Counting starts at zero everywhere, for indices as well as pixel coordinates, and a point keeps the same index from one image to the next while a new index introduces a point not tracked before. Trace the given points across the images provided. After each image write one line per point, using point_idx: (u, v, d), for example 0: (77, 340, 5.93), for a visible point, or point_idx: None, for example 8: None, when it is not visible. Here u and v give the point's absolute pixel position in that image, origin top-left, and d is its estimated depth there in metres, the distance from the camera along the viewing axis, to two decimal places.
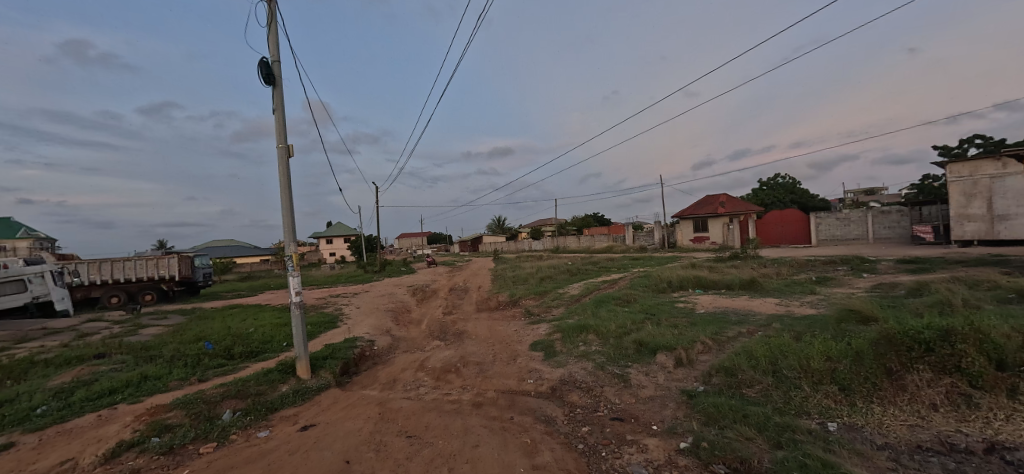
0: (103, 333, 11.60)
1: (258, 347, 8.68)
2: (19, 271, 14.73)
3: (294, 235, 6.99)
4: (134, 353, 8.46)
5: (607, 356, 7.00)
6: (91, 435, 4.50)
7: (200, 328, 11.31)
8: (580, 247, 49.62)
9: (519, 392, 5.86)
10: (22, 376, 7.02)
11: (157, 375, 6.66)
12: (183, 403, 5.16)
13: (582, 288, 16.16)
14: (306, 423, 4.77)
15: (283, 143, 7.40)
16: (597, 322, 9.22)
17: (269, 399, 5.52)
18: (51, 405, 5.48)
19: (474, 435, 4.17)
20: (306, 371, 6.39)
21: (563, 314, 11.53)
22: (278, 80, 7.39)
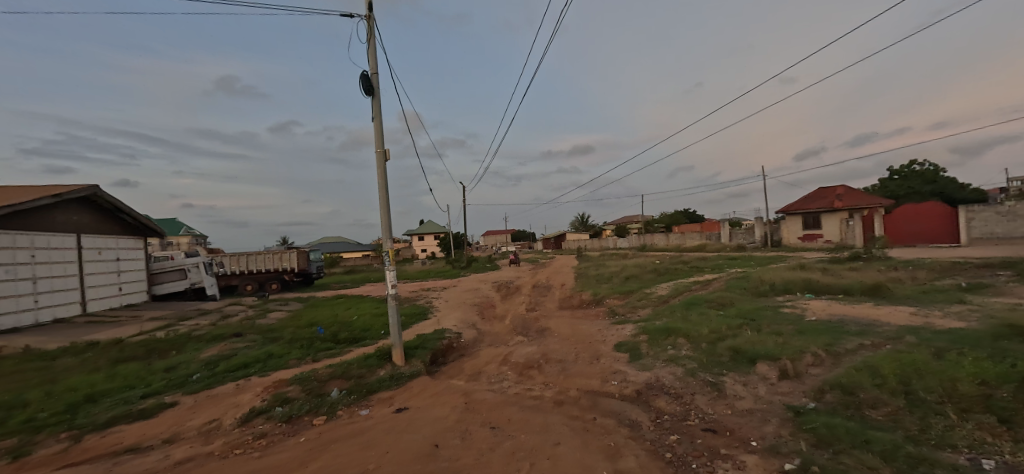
0: (241, 315, 13.78)
1: (360, 335, 9.60)
2: (181, 262, 18.09)
3: (390, 233, 7.58)
4: (262, 333, 9.87)
5: (698, 362, 6.55)
6: (231, 400, 5.35)
7: (313, 315, 12.86)
8: (669, 245, 46.96)
9: (602, 393, 5.73)
10: (183, 348, 8.59)
11: (279, 354, 7.70)
12: (300, 379, 5.90)
13: (671, 288, 15.33)
14: (399, 406, 5.18)
15: (381, 148, 8.08)
16: (687, 326, 8.67)
17: (369, 381, 6.07)
18: (202, 374, 6.61)
19: (555, 433, 4.17)
20: (401, 358, 6.93)
21: (649, 315, 11.04)
22: (377, 91, 8.09)
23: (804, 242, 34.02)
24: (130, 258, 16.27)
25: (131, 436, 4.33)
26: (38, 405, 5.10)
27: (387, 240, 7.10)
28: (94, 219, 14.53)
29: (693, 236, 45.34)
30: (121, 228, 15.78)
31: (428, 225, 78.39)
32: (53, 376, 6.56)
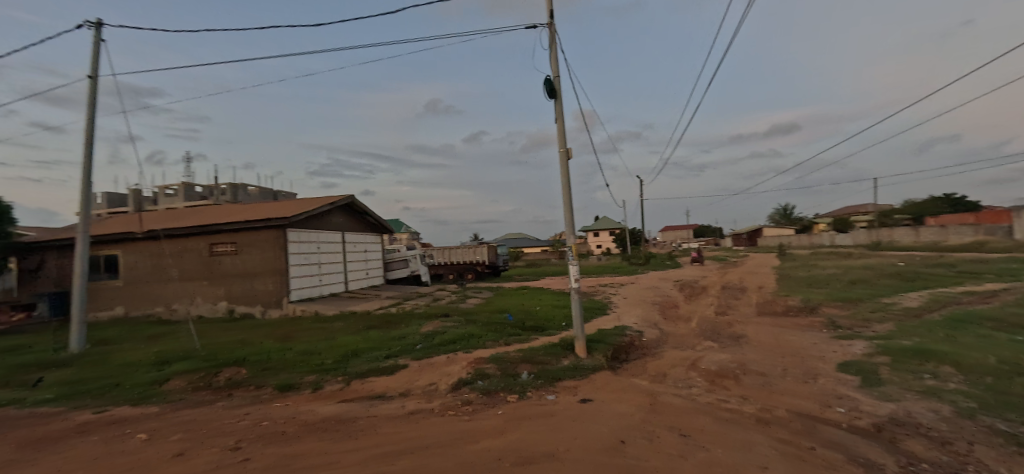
0: (445, 299, 16.40)
1: (542, 324, 10.32)
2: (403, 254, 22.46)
3: (573, 229, 7.90)
4: (463, 315, 11.60)
5: (979, 402, 4.85)
6: (445, 369, 6.39)
7: (503, 303, 14.56)
8: (921, 243, 36.03)
9: (820, 419, 4.78)
10: (409, 321, 10.71)
11: (478, 334, 8.89)
12: (495, 359, 6.68)
13: (926, 300, 11.67)
14: (583, 396, 5.34)
15: (563, 147, 8.51)
16: (960, 353, 6.53)
17: (553, 369, 6.46)
18: (424, 344, 8.12)
19: (760, 455, 3.67)
20: (583, 351, 7.15)
21: (892, 332, 8.73)
22: (559, 93, 8.53)
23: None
24: (372, 250, 20.76)
25: (379, 385, 5.60)
26: (326, 353, 7.09)
27: (570, 236, 7.43)
28: (352, 220, 18.99)
29: (963, 230, 33.75)
30: (367, 227, 20.19)
31: (604, 219, 80.11)
32: (334, 334, 9.02)
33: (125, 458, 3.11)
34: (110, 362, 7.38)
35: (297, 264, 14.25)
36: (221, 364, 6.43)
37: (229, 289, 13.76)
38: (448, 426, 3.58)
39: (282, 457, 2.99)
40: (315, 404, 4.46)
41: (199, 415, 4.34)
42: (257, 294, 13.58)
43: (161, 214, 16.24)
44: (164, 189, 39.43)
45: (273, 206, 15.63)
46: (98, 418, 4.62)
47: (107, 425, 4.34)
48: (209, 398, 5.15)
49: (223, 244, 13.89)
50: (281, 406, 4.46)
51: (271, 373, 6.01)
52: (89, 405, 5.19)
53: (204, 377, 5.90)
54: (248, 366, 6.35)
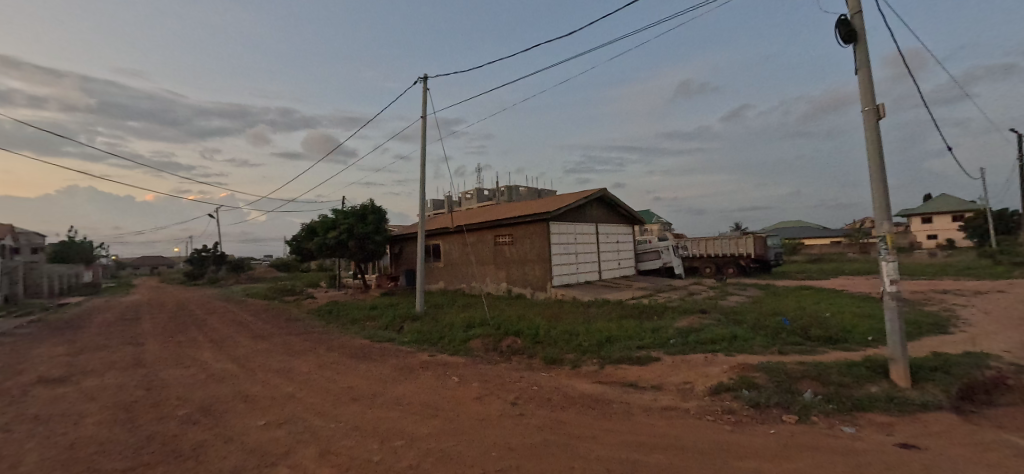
0: (702, 293, 14.82)
1: (837, 336, 7.70)
2: (656, 245, 21.61)
3: (886, 212, 5.91)
4: (725, 313, 9.89)
5: None
6: (701, 370, 5.34)
7: (776, 304, 12.26)
8: None
9: None
10: (662, 313, 10.01)
11: (744, 337, 7.22)
12: (767, 368, 5.05)
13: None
14: (908, 440, 3.51)
15: (870, 104, 6.54)
16: None
17: (857, 395, 4.48)
18: (678, 339, 7.22)
19: None
20: (905, 379, 5.17)
21: None
22: (859, 34, 6.64)
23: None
24: (625, 241, 20.73)
25: (632, 374, 5.44)
26: (583, 335, 7.50)
27: (884, 222, 5.52)
28: (606, 213, 19.49)
29: None
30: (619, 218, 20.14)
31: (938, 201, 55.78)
32: (590, 318, 9.73)
33: (451, 392, 4.39)
34: (440, 320, 10.36)
35: (556, 253, 15.99)
36: (504, 332, 7.98)
37: (509, 272, 17.02)
38: (705, 433, 3.36)
39: (551, 420, 3.54)
40: (573, 380, 5.08)
41: (490, 371, 5.67)
42: (529, 278, 16.27)
43: (465, 213, 21.54)
44: (465, 194, 52.10)
45: (541, 202, 17.98)
46: (435, 359, 6.65)
47: (439, 365, 6.19)
48: (498, 358, 6.71)
49: (504, 236, 17.22)
50: (547, 376, 5.31)
51: (540, 346, 7.11)
52: (432, 349, 7.58)
53: (494, 341, 7.55)
54: (523, 337, 7.62)
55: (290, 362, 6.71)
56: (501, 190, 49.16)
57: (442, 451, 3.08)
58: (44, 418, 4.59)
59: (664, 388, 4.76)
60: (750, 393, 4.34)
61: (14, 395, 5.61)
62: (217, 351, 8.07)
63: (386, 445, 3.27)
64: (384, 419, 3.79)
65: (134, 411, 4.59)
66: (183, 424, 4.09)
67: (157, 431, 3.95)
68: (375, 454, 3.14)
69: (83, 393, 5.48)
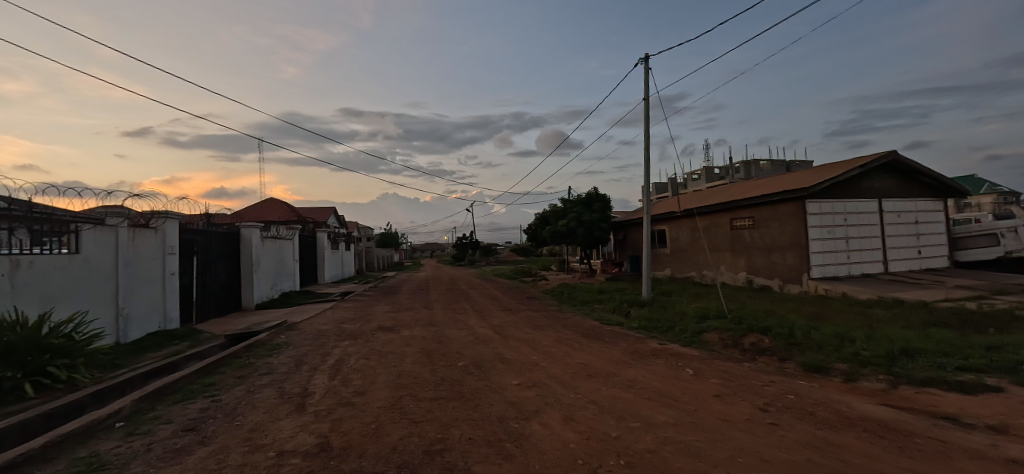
0: None
1: None
2: (992, 226, 14.99)
3: None
4: None
5: None
6: None
7: None
8: None
9: None
10: (1006, 328, 6.87)
11: None
12: None
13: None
14: None
15: None
16: None
17: None
18: None
19: None
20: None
21: None
22: None
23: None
24: (929, 220, 15.34)
25: (949, 405, 4.02)
26: (864, 343, 5.99)
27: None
28: (896, 184, 14.85)
29: None
30: (920, 190, 15.12)
31: None
32: (874, 322, 7.63)
33: (687, 384, 4.42)
34: (669, 308, 10.11)
35: (818, 238, 13.20)
36: (748, 328, 7.15)
37: (749, 260, 15.01)
38: None
39: (818, 441, 3.02)
40: (848, 397, 4.21)
41: (732, 369, 5.29)
42: (777, 268, 13.96)
43: (694, 195, 20.13)
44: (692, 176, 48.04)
45: (794, 177, 15.13)
46: (667, 348, 6.58)
47: (672, 354, 6.12)
48: (740, 357, 6.12)
49: (743, 219, 15.31)
50: (807, 387, 4.59)
51: (797, 349, 6.08)
52: (661, 337, 7.55)
53: (735, 337, 6.90)
54: (771, 336, 6.65)
55: (534, 334, 7.82)
56: (741, 169, 45.39)
57: (683, 444, 3.03)
58: (386, 352, 6.78)
59: (1011, 432, 3.32)
60: None
61: (369, 335, 8.50)
62: (480, 319, 10.11)
63: (624, 424, 3.45)
64: (619, 398, 4.01)
65: (432, 357, 6.25)
66: (462, 372, 5.31)
67: (448, 375, 5.25)
68: (614, 431, 3.35)
69: (404, 339, 7.80)
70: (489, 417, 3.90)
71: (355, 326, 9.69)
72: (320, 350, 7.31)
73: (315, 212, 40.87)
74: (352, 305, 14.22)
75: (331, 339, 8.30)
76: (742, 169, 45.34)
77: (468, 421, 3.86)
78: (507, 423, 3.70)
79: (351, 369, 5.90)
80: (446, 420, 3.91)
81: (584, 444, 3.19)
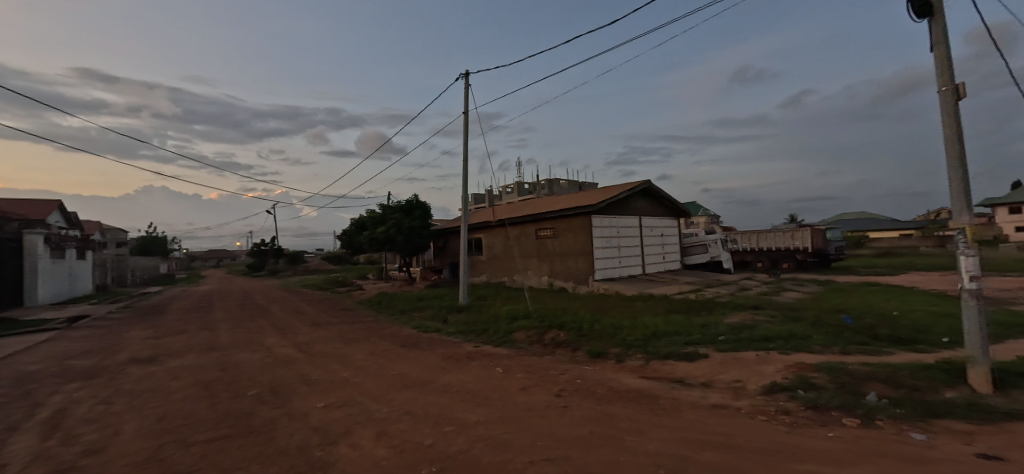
0: (754, 289, 14.05)
1: (912, 336, 6.89)
2: (703, 239, 21.06)
3: (971, 203, 5.06)
4: (782, 310, 9.45)
5: None
6: (753, 368, 5.11)
7: (837, 300, 11.26)
8: None
9: None
10: (708, 310, 9.71)
11: (802, 336, 6.80)
12: (828, 368, 4.64)
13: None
14: (997, 448, 2.86)
15: (946, 84, 5.93)
16: None
17: (936, 400, 3.86)
18: (727, 336, 7.00)
19: None
20: (988, 384, 4.21)
21: None
22: (936, 8, 5.86)
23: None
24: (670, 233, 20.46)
25: (679, 371, 5.36)
26: (628, 330, 7.55)
27: (964, 211, 4.41)
28: (651, 204, 19.37)
29: None
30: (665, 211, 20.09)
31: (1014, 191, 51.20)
32: (637, 313, 9.71)
33: (498, 382, 4.73)
34: (484, 311, 10.84)
35: (599, 247, 16.12)
36: (548, 325, 8.19)
37: (551, 265, 17.28)
38: (764, 433, 3.02)
39: (599, 414, 3.61)
40: (619, 375, 5.19)
41: (536, 363, 5.92)
42: (572, 272, 16.44)
43: (508, 206, 22.09)
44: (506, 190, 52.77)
45: (584, 196, 18.17)
46: (481, 350, 6.95)
47: (486, 355, 6.50)
48: (542, 350, 6.90)
49: (546, 229, 17.53)
50: (591, 370, 5.45)
51: (585, 339, 7.23)
52: (476, 340, 7.92)
53: (538, 333, 7.79)
54: (565, 331, 7.73)
55: (347, 349, 7.24)
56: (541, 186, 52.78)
57: (493, 438, 3.19)
58: (139, 392, 5.21)
59: (712, 385, 4.62)
60: (807, 393, 4.04)
61: (113, 372, 6.41)
62: (282, 337, 8.81)
63: (438, 429, 3.44)
64: (434, 405, 4.00)
65: (213, 390, 5.10)
66: (252, 402, 4.50)
67: (233, 408, 4.36)
68: (428, 438, 3.31)
69: (171, 372, 6.17)
70: (286, 449, 3.38)
71: (91, 362, 7.20)
72: (21, 402, 5.14)
73: (26, 209, 29.06)
74: (92, 334, 10.59)
75: (43, 384, 5.94)
76: (546, 187, 52.34)
77: (256, 458, 3.27)
78: (306, 452, 3.27)
79: (79, 422, 4.33)
80: (227, 463, 3.23)
81: (394, 458, 3.05)
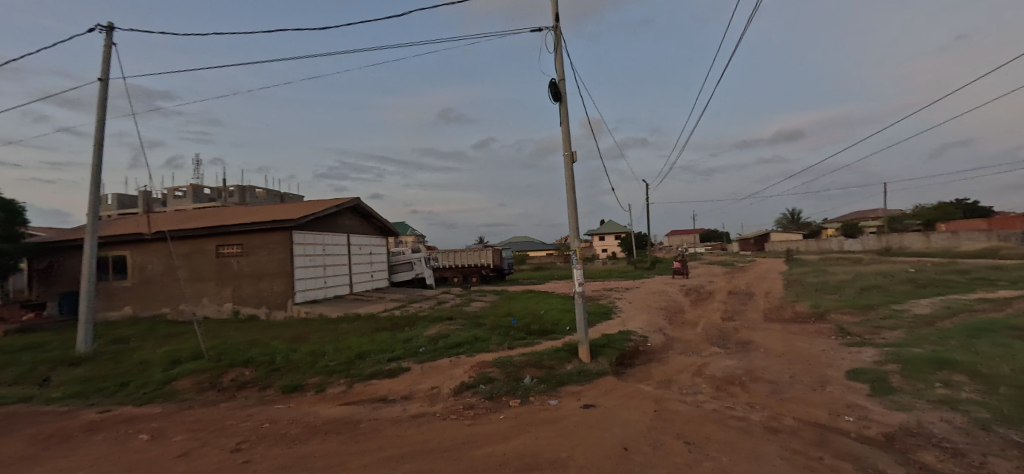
0: (451, 301, 16.24)
1: (549, 328, 9.54)
2: (409, 257, 23.05)
3: (577, 233, 7.42)
4: (470, 318, 11.26)
5: (1000, 413, 3.97)
6: (448, 373, 5.75)
7: (509, 306, 14.41)
8: (931, 249, 34.89)
9: (831, 429, 3.74)
10: (413, 325, 10.41)
11: (484, 338, 8.27)
12: (500, 362, 5.69)
13: (938, 306, 10.69)
14: (588, 401, 4.17)
15: (568, 151, 8.07)
16: (976, 360, 5.61)
17: (560, 373, 5.40)
18: (428, 347, 7.71)
19: (771, 465, 2.80)
20: (587, 355, 6.13)
21: (907, 339, 7.65)
22: (563, 95, 8.21)
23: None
24: (377, 252, 21.51)
25: (383, 388, 5.39)
26: (332, 356, 7.13)
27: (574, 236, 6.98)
28: (358, 223, 19.88)
29: (977, 236, 32.55)
30: (373, 230, 21.11)
31: (610, 223, 81.10)
32: (342, 335, 9.24)
33: (139, 455, 3.46)
34: (123, 361, 7.92)
35: (300, 266, 15.03)
36: (228, 365, 6.79)
37: (236, 290, 14.72)
38: (453, 432, 3.36)
39: (290, 458, 3.17)
40: (318, 407, 4.74)
41: (206, 416, 4.68)
42: (265, 296, 14.52)
43: (177, 216, 17.40)
44: (171, 190, 39.60)
45: (281, 209, 16.64)
46: (107, 417, 4.91)
47: (115, 423, 4.62)
48: (217, 398, 5.51)
49: (230, 246, 14.90)
50: (282, 410, 4.74)
51: (279, 374, 6.31)
52: (102, 403, 5.57)
53: (213, 378, 6.26)
54: (253, 368, 6.65)
55: None
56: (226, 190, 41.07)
57: None
58: None
59: (413, 396, 4.86)
60: (485, 386, 4.84)
61: None
62: None
63: None
64: None
65: None
66: None
67: None
68: None
69: None
70: None
71: None
72: None
73: None
74: None
75: None
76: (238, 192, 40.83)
77: None
78: None
79: None
80: None
81: None
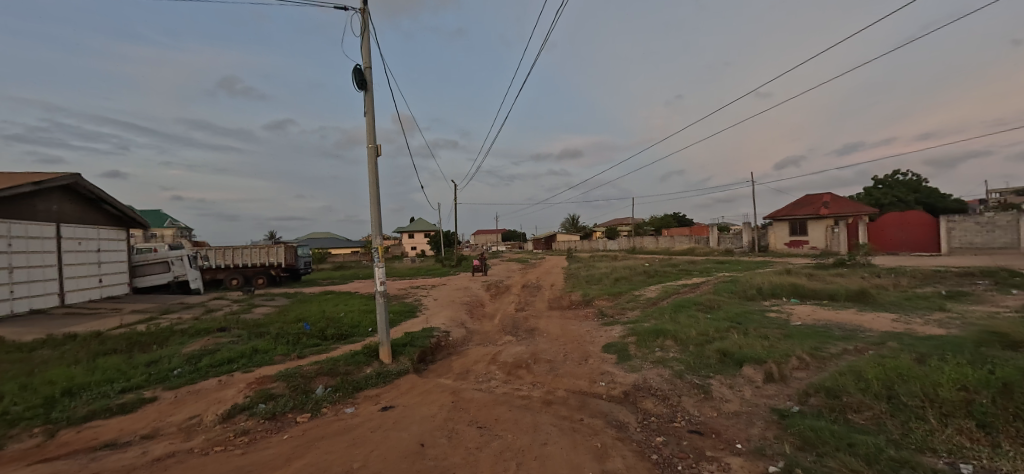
0: (224, 309, 13.47)
1: (347, 331, 9.08)
2: (164, 255, 17.98)
3: (380, 230, 7.19)
4: (247, 328, 9.67)
5: (685, 364, 5.66)
6: (216, 396, 4.81)
7: (300, 310, 12.97)
8: (659, 248, 47.36)
9: (588, 394, 4.65)
10: (163, 343, 8.29)
11: (265, 349, 7.28)
12: (286, 375, 5.05)
13: (659, 291, 14.53)
14: (386, 403, 4.11)
15: (372, 143, 7.80)
16: (675, 328, 7.82)
17: (357, 378, 5.16)
18: (184, 368, 6.33)
19: (544, 432, 3.29)
20: (388, 356, 5.99)
21: (638, 317, 10.14)
22: (369, 85, 7.82)
23: (790, 248, 34.18)
24: (109, 249, 16.39)
25: (110, 431, 4.11)
26: (18, 397, 5.05)
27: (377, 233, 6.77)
28: (76, 208, 14.81)
29: (683, 239, 45.77)
30: (102, 218, 16.02)
31: (422, 222, 82.16)
32: (28, 368, 6.55)
33: None
34: None
35: None
36: None
37: None
38: (216, 469, 2.82)
39: None
40: None
41: None
42: None
43: None
44: None
45: None
46: None
47: None
48: None
49: None
50: None
51: None
52: None
53: None
54: None
55: None
56: None
57: None
58: None
59: (162, 433, 3.88)
60: (265, 405, 4.27)
61: None
62: None
63: None
64: None
65: None
66: None
67: None
68: None
69: None
70: None
71: None
72: None
73: None
74: None
75: None
76: None
77: None
78: None
79: None
80: None
81: None
